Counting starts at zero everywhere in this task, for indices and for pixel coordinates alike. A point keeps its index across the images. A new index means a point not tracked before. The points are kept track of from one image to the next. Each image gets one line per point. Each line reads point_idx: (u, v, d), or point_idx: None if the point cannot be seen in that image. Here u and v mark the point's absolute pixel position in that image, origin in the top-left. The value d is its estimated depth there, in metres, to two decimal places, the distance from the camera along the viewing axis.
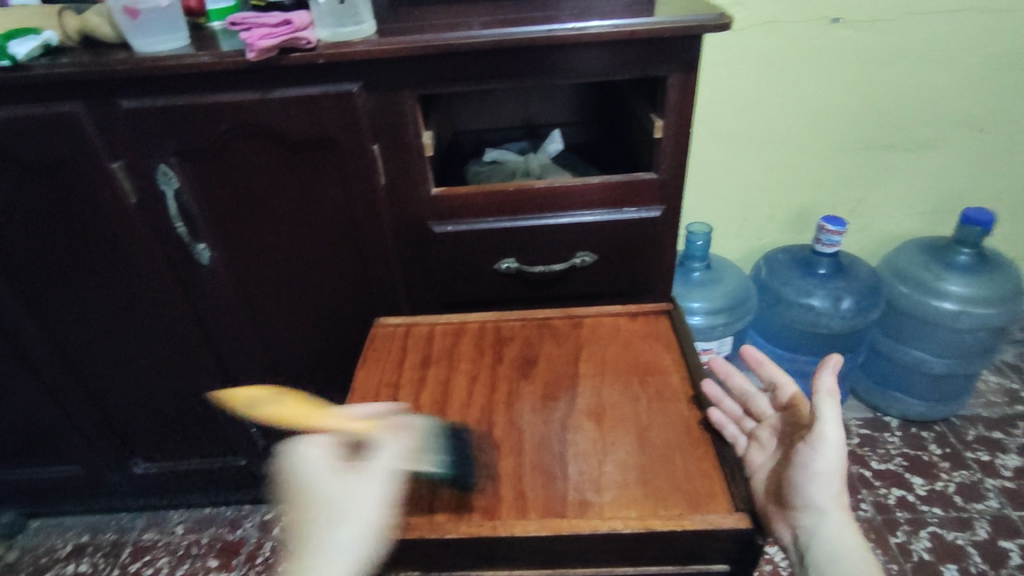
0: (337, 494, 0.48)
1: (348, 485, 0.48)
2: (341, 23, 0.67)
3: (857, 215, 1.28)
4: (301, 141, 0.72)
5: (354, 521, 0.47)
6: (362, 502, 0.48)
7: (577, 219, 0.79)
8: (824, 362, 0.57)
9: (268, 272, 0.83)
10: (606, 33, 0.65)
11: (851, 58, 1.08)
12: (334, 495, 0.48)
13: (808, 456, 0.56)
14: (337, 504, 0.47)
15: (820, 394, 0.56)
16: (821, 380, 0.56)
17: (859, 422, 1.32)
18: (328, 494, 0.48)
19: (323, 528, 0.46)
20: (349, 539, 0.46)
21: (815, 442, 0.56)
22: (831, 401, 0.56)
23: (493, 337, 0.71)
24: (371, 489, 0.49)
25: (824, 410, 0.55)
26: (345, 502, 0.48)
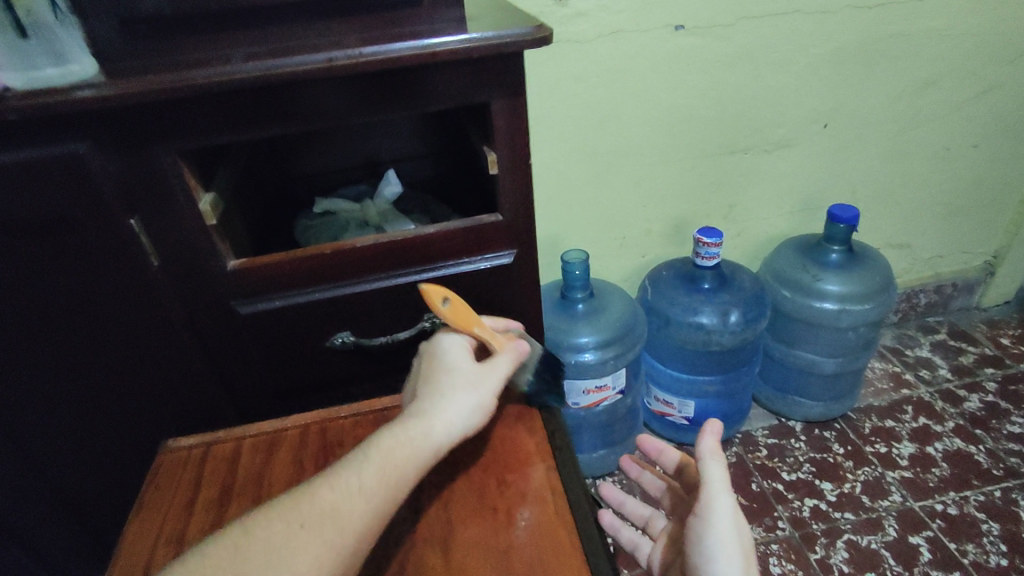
0: (463, 373, 0.54)
1: (455, 371, 0.54)
2: (33, 65, 0.49)
3: (731, 222, 1.25)
4: (24, 224, 0.54)
5: (475, 398, 0.53)
6: (488, 390, 0.53)
7: (416, 277, 0.66)
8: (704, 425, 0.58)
9: (23, 392, 0.64)
10: (403, 57, 0.53)
11: (702, 64, 1.04)
12: (461, 373, 0.54)
13: (701, 530, 0.53)
14: (441, 384, 0.53)
15: (701, 458, 0.56)
16: (701, 443, 0.56)
17: (765, 431, 1.29)
18: (454, 372, 0.54)
19: (442, 397, 0.52)
20: (471, 408, 0.52)
21: (705, 514, 0.53)
22: (713, 463, 0.55)
23: (317, 444, 0.56)
24: (498, 383, 0.54)
25: (707, 472, 0.55)
26: (476, 384, 0.53)
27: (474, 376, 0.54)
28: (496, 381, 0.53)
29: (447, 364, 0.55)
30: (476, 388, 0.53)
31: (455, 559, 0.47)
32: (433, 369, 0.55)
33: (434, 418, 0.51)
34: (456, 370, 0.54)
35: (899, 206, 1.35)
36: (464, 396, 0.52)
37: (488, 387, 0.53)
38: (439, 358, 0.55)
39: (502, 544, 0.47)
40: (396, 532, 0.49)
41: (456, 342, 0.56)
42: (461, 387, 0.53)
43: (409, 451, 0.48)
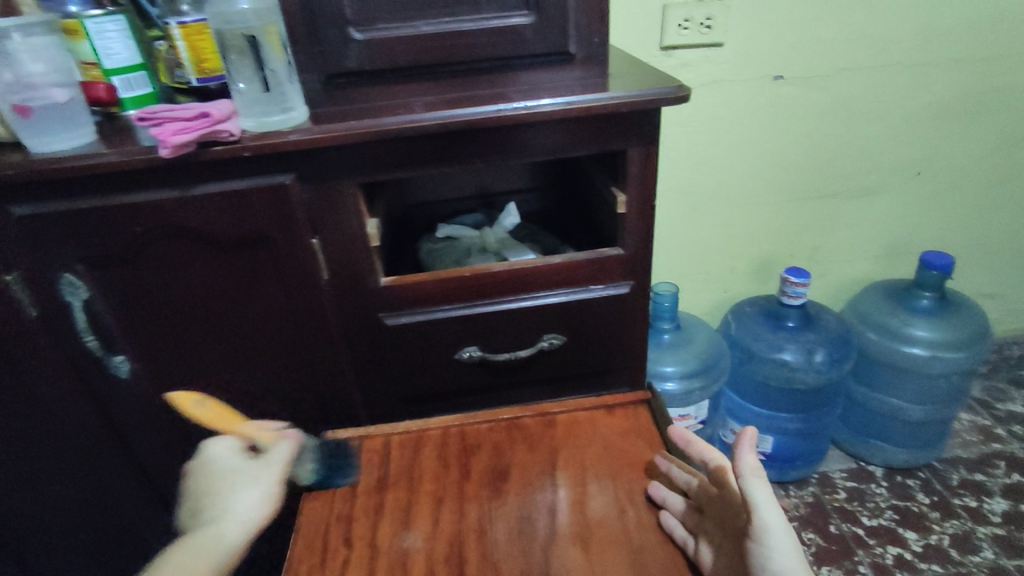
0: (235, 474, 0.54)
1: (228, 472, 0.54)
2: (267, 112, 0.60)
3: (816, 263, 1.27)
4: (230, 240, 0.64)
5: (260, 494, 0.53)
6: (274, 481, 0.54)
7: (539, 301, 0.73)
8: (739, 437, 0.51)
9: (200, 382, 0.74)
10: (558, 111, 0.61)
11: (799, 113, 1.08)
12: (243, 472, 0.54)
13: (762, 554, 0.48)
14: (237, 483, 0.53)
15: (745, 477, 0.50)
16: (740, 461, 0.50)
17: (844, 474, 1.28)
18: (231, 472, 0.54)
19: (228, 498, 0.53)
20: (262, 502, 0.53)
21: (760, 535, 0.48)
22: (756, 480, 0.49)
23: (458, 445, 0.63)
24: (281, 473, 0.55)
25: (755, 495, 0.48)
26: (259, 476, 0.54)
27: (252, 472, 0.54)
28: (266, 477, 0.54)
29: (215, 467, 0.55)
30: (252, 483, 0.54)
31: (591, 551, 0.52)
32: (203, 474, 0.55)
33: (222, 519, 0.51)
34: (230, 471, 0.54)
35: (991, 256, 1.33)
36: (242, 493, 0.53)
37: (266, 480, 0.54)
38: (206, 462, 0.55)
39: (631, 543, 0.52)
40: (534, 523, 0.55)
41: (224, 446, 0.56)
42: (239, 485, 0.53)
43: (207, 552, 0.49)
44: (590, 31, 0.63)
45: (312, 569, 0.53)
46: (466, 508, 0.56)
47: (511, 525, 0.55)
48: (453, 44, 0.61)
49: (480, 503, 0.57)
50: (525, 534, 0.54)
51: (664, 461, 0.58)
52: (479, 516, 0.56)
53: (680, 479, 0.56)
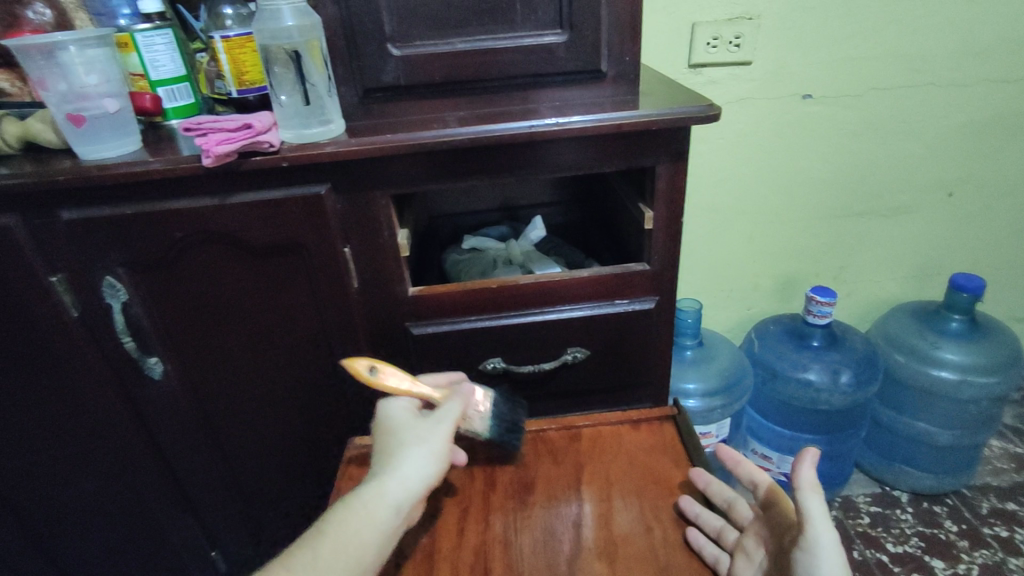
0: (407, 429, 0.55)
1: (404, 428, 0.55)
2: (307, 125, 0.62)
3: (841, 283, 1.26)
4: (266, 248, 0.66)
5: (426, 449, 0.53)
6: (439, 438, 0.54)
7: (564, 315, 0.74)
8: (801, 453, 0.50)
9: (231, 385, 0.76)
10: (588, 127, 0.61)
11: (827, 132, 1.08)
12: (411, 430, 0.55)
13: (810, 567, 0.46)
14: (401, 441, 0.54)
15: (801, 489, 0.48)
16: (800, 475, 0.49)
17: (868, 499, 1.26)
18: (399, 429, 0.55)
19: (395, 455, 0.53)
20: (427, 459, 0.53)
21: (809, 547, 0.46)
22: (813, 496, 0.48)
23: (483, 455, 0.63)
24: (448, 428, 0.55)
25: (808, 508, 0.47)
26: (427, 433, 0.55)
27: (420, 427, 0.55)
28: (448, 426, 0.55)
29: (397, 424, 0.56)
30: (426, 440, 0.54)
31: (617, 567, 0.52)
32: (381, 433, 0.56)
33: (385, 476, 0.52)
34: (408, 429, 0.55)
35: None
36: (419, 447, 0.54)
37: (436, 436, 0.54)
38: (387, 421, 0.57)
39: (658, 561, 0.52)
40: (559, 537, 0.55)
41: (401, 405, 0.58)
42: (410, 441, 0.54)
43: (365, 515, 0.49)
44: (621, 50, 0.64)
45: None
46: (488, 520, 0.57)
47: (535, 537, 0.55)
48: (487, 61, 0.63)
49: (505, 514, 0.57)
50: (550, 548, 0.54)
51: (701, 473, 0.58)
52: (504, 528, 0.56)
53: (718, 497, 0.55)
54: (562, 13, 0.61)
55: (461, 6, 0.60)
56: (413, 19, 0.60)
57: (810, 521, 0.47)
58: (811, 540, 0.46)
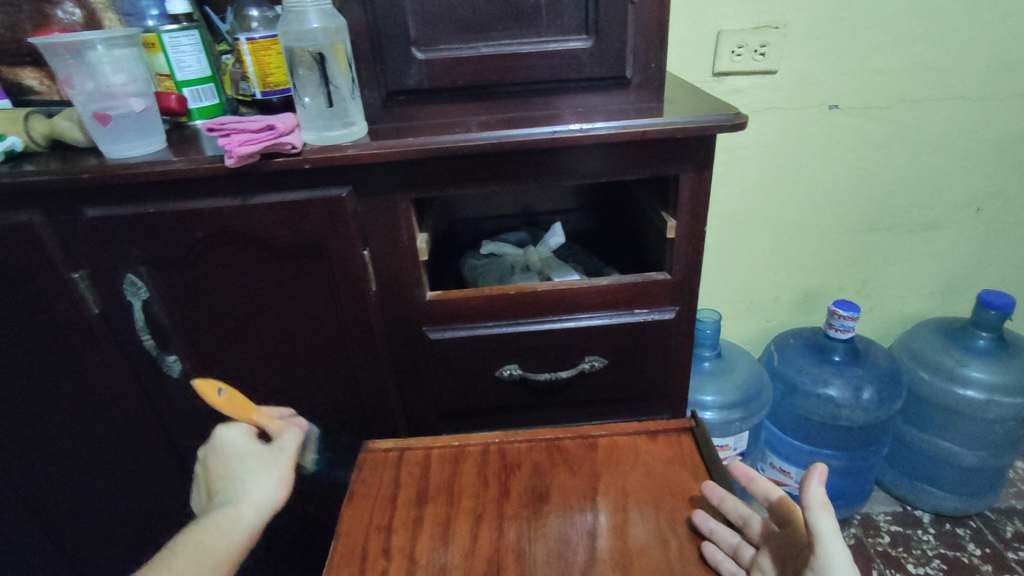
0: (247, 453, 0.56)
1: (241, 454, 0.56)
2: (330, 127, 0.62)
3: (864, 297, 1.24)
4: (285, 249, 0.66)
5: (265, 479, 0.54)
6: (281, 467, 0.56)
7: (582, 323, 0.73)
8: (808, 469, 0.50)
9: (246, 384, 0.76)
10: (611, 134, 0.61)
11: (854, 143, 1.06)
12: (253, 455, 0.56)
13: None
14: (240, 467, 0.55)
15: (810, 509, 0.48)
16: (808, 492, 0.48)
17: (888, 518, 1.23)
18: (237, 453, 0.56)
19: (241, 481, 0.54)
20: (270, 487, 0.54)
21: (822, 569, 0.46)
22: (823, 514, 0.48)
23: (498, 463, 0.62)
24: (288, 460, 0.56)
25: (820, 528, 0.47)
26: (269, 461, 0.55)
27: (267, 455, 0.56)
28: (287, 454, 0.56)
29: (229, 449, 0.56)
30: (257, 469, 0.55)
31: None
32: (217, 457, 0.56)
33: (230, 502, 0.52)
34: (245, 454, 0.56)
35: None
36: (263, 473, 0.55)
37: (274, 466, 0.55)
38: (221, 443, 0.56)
39: None
40: (573, 548, 0.54)
41: (235, 429, 0.57)
42: (247, 471, 0.54)
43: (217, 536, 0.49)
44: (648, 56, 0.63)
45: None
46: (502, 530, 0.56)
47: (550, 547, 0.54)
48: (512, 66, 0.62)
49: (519, 524, 0.56)
50: (563, 558, 0.53)
51: (713, 488, 0.56)
52: (519, 537, 0.55)
53: (734, 513, 0.54)
54: (590, 18, 0.61)
55: (488, 10, 0.60)
56: (439, 23, 0.60)
57: (821, 540, 0.47)
58: (821, 559, 0.46)
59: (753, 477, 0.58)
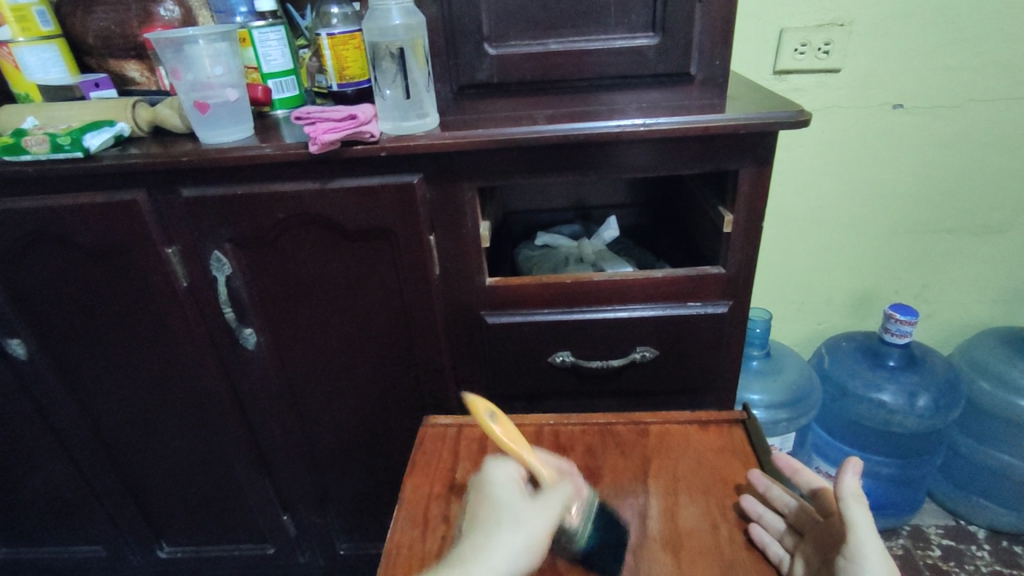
0: (508, 503, 0.51)
1: (509, 505, 0.51)
2: (405, 117, 0.67)
3: (923, 302, 1.21)
4: (358, 232, 0.70)
5: (521, 539, 0.49)
6: (540, 525, 0.50)
7: (635, 313, 0.75)
8: (842, 463, 0.50)
9: (314, 359, 0.81)
10: (673, 129, 0.63)
11: (918, 144, 1.04)
12: (508, 512, 0.50)
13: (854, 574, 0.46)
14: (488, 525, 0.50)
15: (843, 500, 0.48)
16: (841, 484, 0.49)
17: (940, 530, 1.20)
18: (500, 500, 0.51)
19: (488, 541, 0.49)
20: (518, 549, 0.48)
21: (853, 555, 0.46)
22: (857, 506, 0.47)
23: (552, 444, 0.65)
24: (552, 516, 0.51)
25: (851, 517, 0.47)
26: (524, 521, 0.50)
27: (530, 511, 0.50)
28: (547, 520, 0.50)
29: (496, 497, 0.52)
30: (530, 522, 0.50)
31: (682, 559, 0.53)
32: (487, 499, 0.52)
33: (467, 559, 0.48)
34: (506, 507, 0.51)
35: None
36: (515, 531, 0.49)
37: (542, 521, 0.50)
38: (488, 494, 0.53)
39: (723, 557, 0.53)
40: (624, 527, 0.56)
41: (505, 472, 0.54)
42: (508, 524, 0.49)
43: None
44: (712, 53, 0.65)
45: (413, 539, 0.56)
46: None
47: (601, 523, 0.56)
48: (579, 61, 0.65)
49: None
50: (616, 536, 0.55)
51: (760, 477, 0.57)
52: None
53: (779, 502, 0.55)
54: (656, 16, 0.63)
55: (558, 8, 0.63)
56: (511, 21, 0.63)
57: (854, 530, 0.47)
58: (854, 549, 0.46)
59: (797, 470, 0.58)
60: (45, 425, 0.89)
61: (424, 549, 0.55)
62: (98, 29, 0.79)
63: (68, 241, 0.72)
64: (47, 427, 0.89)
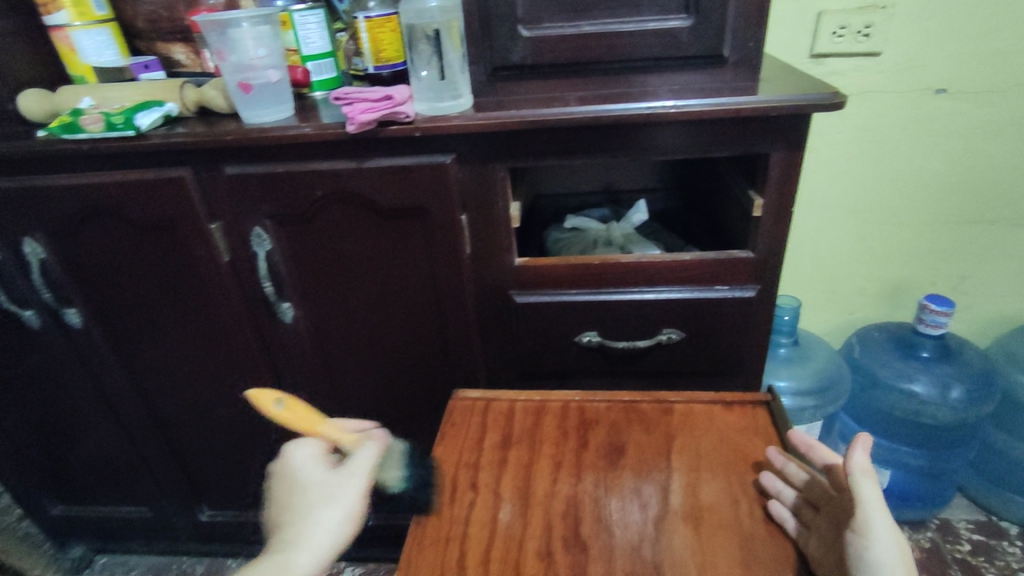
0: (316, 484, 0.51)
1: (316, 483, 0.51)
2: (439, 98, 0.69)
3: (960, 293, 1.18)
4: (392, 210, 0.72)
5: (337, 513, 0.50)
6: (350, 495, 0.50)
7: (662, 296, 0.76)
8: (851, 440, 0.50)
9: (347, 333, 0.84)
10: (704, 111, 0.63)
11: (961, 129, 1.01)
12: (320, 489, 0.50)
13: (862, 547, 0.47)
14: (310, 503, 0.50)
15: (852, 474, 0.49)
16: (850, 459, 0.50)
17: (970, 525, 1.18)
18: (309, 482, 0.51)
19: (306, 519, 0.49)
20: (338, 523, 0.50)
21: (862, 528, 0.47)
22: (867, 481, 0.49)
23: (576, 419, 0.67)
24: (361, 481, 0.51)
25: (860, 491, 0.48)
26: (337, 495, 0.50)
27: (337, 485, 0.51)
28: (360, 489, 0.51)
29: (305, 479, 0.51)
30: (336, 496, 0.50)
31: (701, 532, 0.54)
32: (290, 483, 0.52)
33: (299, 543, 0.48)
34: (317, 484, 0.51)
35: None
36: (331, 507, 0.50)
37: (348, 493, 0.50)
38: (290, 477, 0.52)
39: (742, 531, 0.54)
40: (646, 500, 0.57)
41: (306, 452, 0.53)
42: (316, 502, 0.50)
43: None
44: (747, 35, 0.64)
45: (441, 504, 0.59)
46: (577, 480, 0.60)
47: (623, 495, 0.58)
48: (611, 42, 0.65)
49: (596, 473, 0.60)
50: (637, 508, 0.57)
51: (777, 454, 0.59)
52: (596, 484, 0.59)
53: (796, 478, 0.56)
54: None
55: None
56: (545, 3, 0.64)
57: (862, 504, 0.48)
58: (863, 521, 0.47)
59: (812, 447, 0.59)
60: (97, 391, 0.95)
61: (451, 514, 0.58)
62: (148, 13, 0.83)
63: (120, 216, 0.76)
64: (99, 394, 0.95)
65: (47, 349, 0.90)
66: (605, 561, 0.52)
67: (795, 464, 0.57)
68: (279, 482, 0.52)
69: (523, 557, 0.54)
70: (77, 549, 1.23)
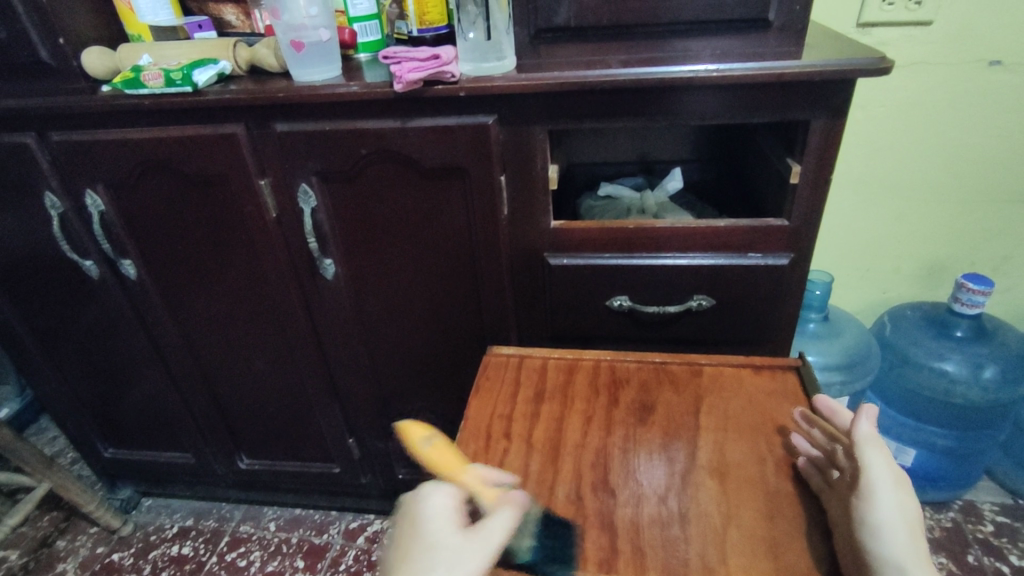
0: (440, 544, 0.46)
1: (436, 542, 0.47)
2: (484, 59, 0.71)
3: (1000, 274, 1.16)
4: (433, 170, 0.75)
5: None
6: (471, 568, 0.45)
7: (694, 262, 0.77)
8: (858, 411, 0.54)
9: (386, 291, 0.87)
10: (747, 76, 0.63)
11: (1012, 104, 0.98)
12: (437, 547, 0.46)
13: (863, 510, 0.48)
14: (418, 560, 0.46)
15: (857, 442, 0.52)
16: (857, 428, 0.52)
17: (995, 507, 1.17)
18: (434, 541, 0.47)
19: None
20: None
21: (864, 491, 0.48)
22: (872, 449, 0.51)
23: (607, 377, 0.69)
24: (486, 554, 0.46)
25: (864, 457, 0.50)
26: (456, 564, 0.45)
27: (456, 547, 0.46)
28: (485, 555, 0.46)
29: (428, 530, 0.48)
30: (462, 562, 0.45)
31: (726, 484, 0.56)
32: (414, 533, 0.48)
33: None
34: (438, 543, 0.46)
35: None
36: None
37: (475, 560, 0.45)
38: (418, 525, 0.48)
39: (767, 487, 0.56)
40: (673, 453, 0.59)
41: (442, 501, 0.50)
42: (441, 565, 0.45)
43: None
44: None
45: (477, 450, 0.62)
46: (606, 433, 0.62)
47: (651, 447, 0.60)
48: (657, 5, 0.66)
49: (625, 426, 0.63)
50: (664, 460, 0.59)
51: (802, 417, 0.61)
52: (625, 435, 0.62)
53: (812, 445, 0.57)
54: None
55: None
56: None
57: (866, 468, 0.50)
58: (867, 485, 0.48)
59: (836, 410, 0.59)
60: (149, 339, 1.00)
61: (487, 459, 0.61)
62: None
63: (176, 171, 0.80)
64: (150, 342, 1.00)
65: (105, 298, 0.96)
66: (631, 507, 0.55)
67: (816, 432, 0.58)
68: (405, 525, 0.49)
69: (553, 501, 0.56)
70: (126, 491, 1.31)
